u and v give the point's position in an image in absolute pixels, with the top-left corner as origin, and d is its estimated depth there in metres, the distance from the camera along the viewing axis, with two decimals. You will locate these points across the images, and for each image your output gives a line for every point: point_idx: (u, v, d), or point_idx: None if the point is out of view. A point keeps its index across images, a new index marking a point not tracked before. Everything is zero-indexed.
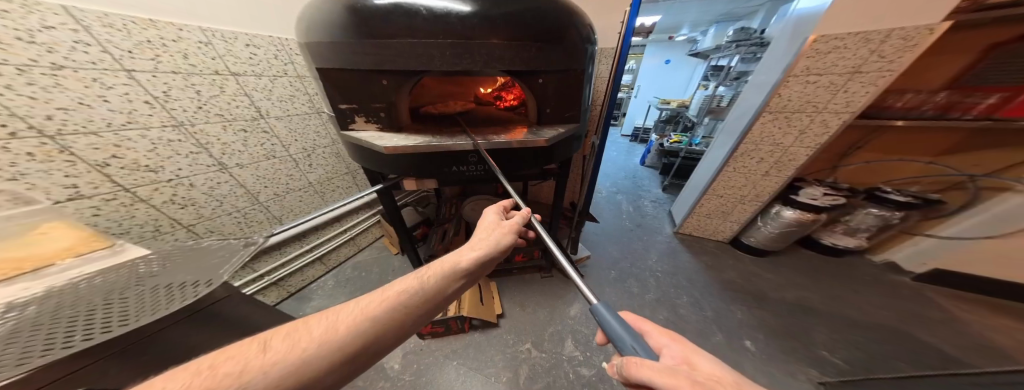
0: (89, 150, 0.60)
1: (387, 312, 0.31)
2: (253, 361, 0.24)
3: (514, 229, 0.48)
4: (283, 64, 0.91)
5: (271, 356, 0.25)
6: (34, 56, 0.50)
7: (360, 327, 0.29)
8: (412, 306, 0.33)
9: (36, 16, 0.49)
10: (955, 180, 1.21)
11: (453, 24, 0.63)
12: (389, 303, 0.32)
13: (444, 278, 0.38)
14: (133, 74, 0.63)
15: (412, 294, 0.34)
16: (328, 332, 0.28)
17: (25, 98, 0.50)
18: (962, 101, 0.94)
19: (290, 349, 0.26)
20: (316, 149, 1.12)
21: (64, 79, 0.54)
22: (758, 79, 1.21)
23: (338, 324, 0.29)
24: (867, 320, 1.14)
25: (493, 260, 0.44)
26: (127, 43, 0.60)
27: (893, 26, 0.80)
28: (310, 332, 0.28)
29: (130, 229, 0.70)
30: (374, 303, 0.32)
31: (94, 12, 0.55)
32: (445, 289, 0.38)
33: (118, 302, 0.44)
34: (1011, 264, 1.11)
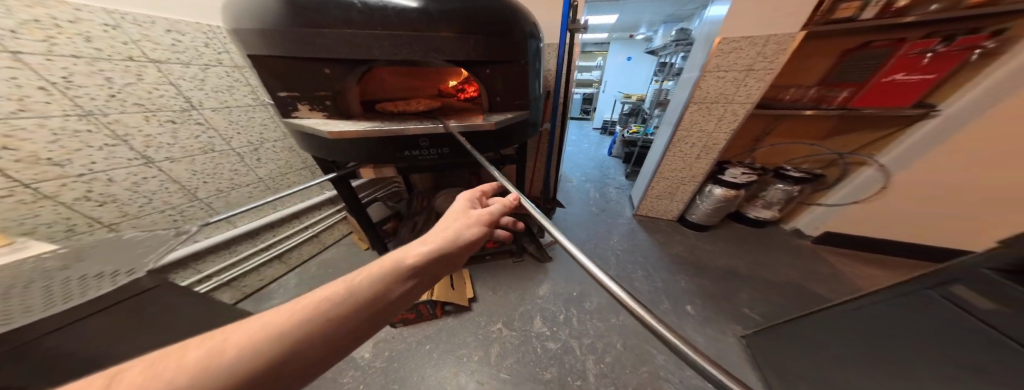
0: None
1: (294, 329, 0.20)
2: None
3: (489, 213, 0.38)
4: (216, 53, 0.87)
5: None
6: None
7: (243, 356, 0.18)
8: (334, 320, 0.21)
9: None
10: (829, 159, 1.52)
11: (391, 17, 0.66)
12: (300, 315, 0.20)
13: (391, 274, 0.25)
14: (19, 55, 0.56)
15: (337, 301, 0.22)
16: (191, 365, 0.17)
17: None
18: (827, 95, 1.25)
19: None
20: (264, 143, 1.06)
21: None
22: (685, 76, 1.41)
23: (215, 351, 0.18)
24: (779, 280, 1.34)
25: (457, 255, 0.32)
26: (8, 21, 0.54)
27: (770, 33, 1.04)
28: (171, 364, 0.17)
29: (36, 229, 0.63)
30: (279, 314, 0.20)
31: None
32: (395, 291, 0.25)
33: (20, 290, 0.40)
34: (865, 222, 1.42)
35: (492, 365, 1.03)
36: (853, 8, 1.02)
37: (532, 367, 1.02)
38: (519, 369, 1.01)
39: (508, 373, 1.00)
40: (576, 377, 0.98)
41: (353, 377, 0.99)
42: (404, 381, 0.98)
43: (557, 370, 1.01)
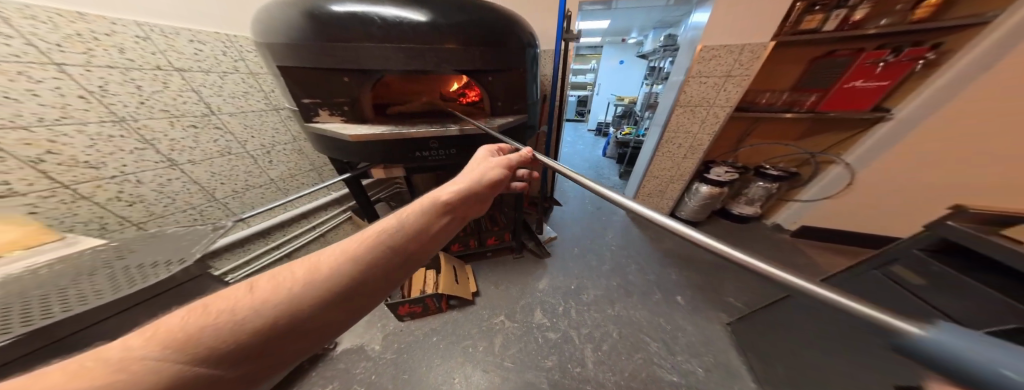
0: (19, 146, 0.59)
1: (371, 251, 0.30)
2: (240, 304, 0.23)
3: (502, 163, 0.52)
4: (233, 60, 0.92)
5: (259, 298, 0.24)
6: None
7: (345, 266, 0.28)
8: (397, 245, 0.32)
9: None
10: (803, 158, 1.67)
11: (406, 31, 0.73)
12: (372, 243, 0.31)
13: (428, 213, 0.38)
14: (64, 67, 0.62)
15: (395, 233, 0.33)
16: (312, 272, 0.27)
17: None
18: (798, 99, 1.38)
19: (276, 288, 0.25)
20: (276, 146, 1.11)
21: None
22: (672, 80, 1.51)
23: (320, 264, 0.27)
24: (761, 271, 1.43)
25: (476, 196, 0.46)
26: (54, 36, 0.59)
27: (744, 42, 1.16)
28: (294, 273, 0.26)
29: (75, 227, 0.69)
30: (353, 244, 0.30)
31: (12, 4, 0.54)
32: (432, 225, 0.38)
33: (86, 281, 0.47)
34: (834, 216, 1.55)
35: (496, 354, 1.08)
36: (817, 21, 1.14)
37: (534, 355, 1.07)
38: (521, 358, 1.06)
39: (512, 362, 1.05)
40: (575, 364, 1.04)
41: (366, 367, 1.04)
42: (414, 371, 1.03)
43: (558, 357, 1.06)
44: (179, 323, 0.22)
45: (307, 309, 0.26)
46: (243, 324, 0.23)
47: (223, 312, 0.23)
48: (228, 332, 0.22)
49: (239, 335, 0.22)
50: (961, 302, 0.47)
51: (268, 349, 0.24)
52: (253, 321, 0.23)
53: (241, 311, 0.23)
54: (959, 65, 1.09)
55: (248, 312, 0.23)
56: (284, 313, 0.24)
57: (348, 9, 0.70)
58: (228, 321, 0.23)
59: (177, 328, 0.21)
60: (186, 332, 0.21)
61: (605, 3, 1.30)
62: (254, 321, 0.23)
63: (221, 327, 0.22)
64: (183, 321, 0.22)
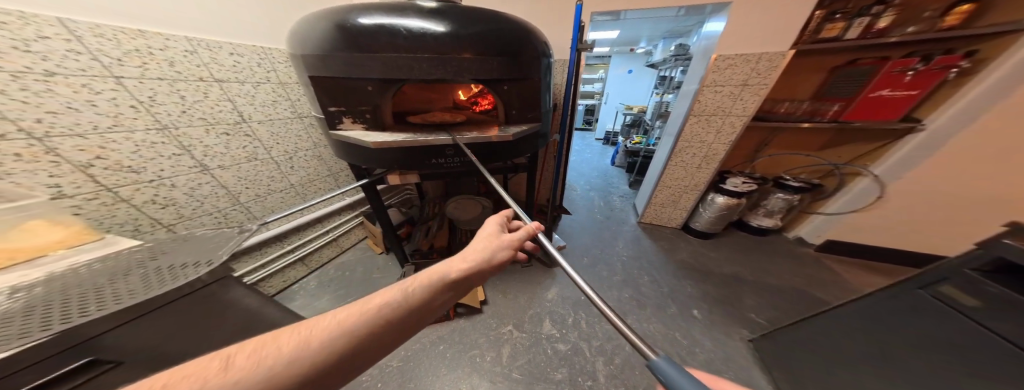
0: (73, 151, 0.63)
1: (361, 327, 0.28)
2: (216, 380, 0.21)
3: (516, 238, 0.46)
4: (266, 71, 0.97)
5: (236, 375, 0.22)
6: (28, 64, 0.55)
7: (332, 343, 0.26)
8: (388, 320, 0.30)
9: (33, 27, 0.54)
10: (826, 169, 1.60)
11: (429, 42, 0.76)
12: (364, 317, 0.29)
13: (430, 289, 0.35)
14: (122, 80, 0.68)
15: (390, 308, 0.31)
16: (299, 347, 0.25)
17: (17, 103, 0.55)
18: (820, 108, 1.34)
19: (256, 366, 0.23)
20: (298, 152, 1.16)
21: (54, 85, 0.58)
22: (686, 88, 1.49)
23: (311, 338, 0.26)
24: (785, 285, 1.35)
25: (486, 271, 0.41)
26: (117, 51, 0.65)
27: (761, 51, 1.14)
28: (280, 349, 0.25)
29: (112, 227, 0.73)
30: (346, 317, 0.28)
31: (86, 23, 0.60)
32: (431, 302, 0.34)
33: (116, 282, 0.50)
34: (865, 231, 1.46)
35: (503, 365, 1.03)
36: (838, 29, 1.11)
37: (544, 368, 1.02)
38: (530, 370, 1.01)
39: (521, 373, 1.00)
40: (587, 378, 0.99)
41: (371, 375, 0.99)
42: (420, 380, 0.97)
43: (568, 370, 1.01)
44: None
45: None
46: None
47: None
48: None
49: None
50: (1002, 322, 0.43)
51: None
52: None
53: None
54: (995, 72, 1.04)
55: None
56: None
57: (376, 21, 0.74)
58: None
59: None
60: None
61: (616, 14, 1.31)
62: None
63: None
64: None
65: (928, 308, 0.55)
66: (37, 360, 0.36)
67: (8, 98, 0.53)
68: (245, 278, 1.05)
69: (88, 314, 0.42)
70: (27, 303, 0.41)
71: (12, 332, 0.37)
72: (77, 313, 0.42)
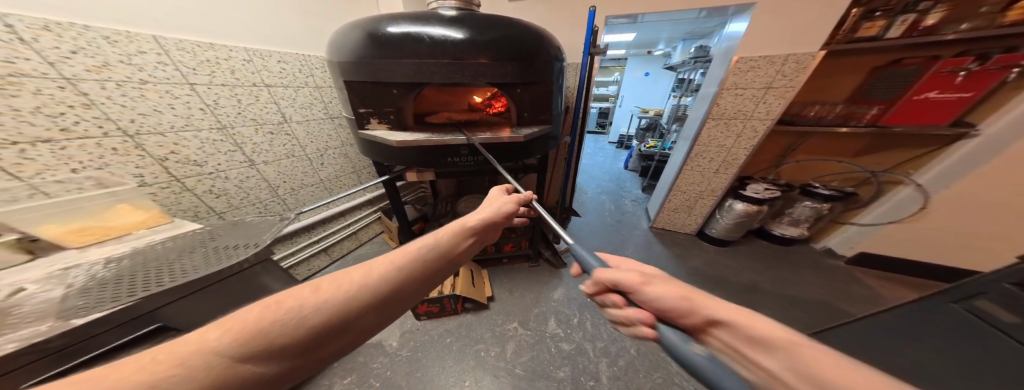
0: (155, 147, 0.76)
1: (417, 262, 0.32)
2: (307, 300, 0.23)
3: (515, 198, 0.55)
4: (306, 76, 1.08)
5: (322, 296, 0.24)
6: (129, 74, 0.68)
7: (395, 274, 0.29)
8: (436, 259, 0.34)
9: (135, 44, 0.68)
10: (863, 176, 1.48)
11: (449, 48, 0.81)
12: (418, 254, 0.32)
13: (459, 234, 0.39)
14: (194, 87, 0.80)
15: (436, 247, 0.35)
16: (370, 276, 0.27)
17: (118, 106, 0.68)
18: (856, 111, 1.26)
19: (337, 289, 0.25)
20: (328, 150, 1.26)
21: (146, 91, 0.71)
22: (705, 91, 1.45)
23: (377, 270, 0.28)
24: (807, 297, 1.27)
25: (496, 223, 0.49)
26: (193, 62, 0.78)
27: (788, 52, 1.09)
28: (352, 277, 0.26)
29: (178, 213, 0.85)
30: (402, 254, 0.31)
31: (171, 39, 0.73)
32: (463, 246, 0.39)
33: (184, 257, 0.59)
34: (911, 244, 1.33)
35: (508, 360, 1.06)
36: (878, 27, 1.05)
37: (546, 365, 1.04)
38: (532, 367, 1.04)
39: (524, 369, 1.03)
40: (589, 377, 1.00)
41: (382, 363, 1.05)
42: (427, 369, 1.03)
43: (571, 369, 1.03)
44: (250, 318, 0.21)
45: (358, 313, 0.25)
46: (308, 321, 0.22)
47: (294, 307, 0.23)
48: (289, 330, 0.21)
49: (303, 331, 0.22)
50: None
51: (320, 348, 0.23)
52: (313, 321, 0.23)
53: (306, 308, 0.23)
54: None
55: (313, 310, 0.23)
56: (341, 316, 0.24)
57: (402, 30, 0.80)
58: (294, 318, 0.22)
59: (245, 323, 0.21)
60: (247, 333, 0.20)
61: (632, 17, 1.30)
62: (315, 320, 0.23)
63: (287, 323, 0.22)
64: (259, 314, 0.22)
65: (959, 322, 0.52)
66: (120, 323, 0.47)
67: (113, 102, 0.67)
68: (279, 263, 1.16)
69: (160, 286, 0.49)
70: (118, 272, 0.51)
71: (105, 296, 0.45)
72: (151, 283, 0.50)
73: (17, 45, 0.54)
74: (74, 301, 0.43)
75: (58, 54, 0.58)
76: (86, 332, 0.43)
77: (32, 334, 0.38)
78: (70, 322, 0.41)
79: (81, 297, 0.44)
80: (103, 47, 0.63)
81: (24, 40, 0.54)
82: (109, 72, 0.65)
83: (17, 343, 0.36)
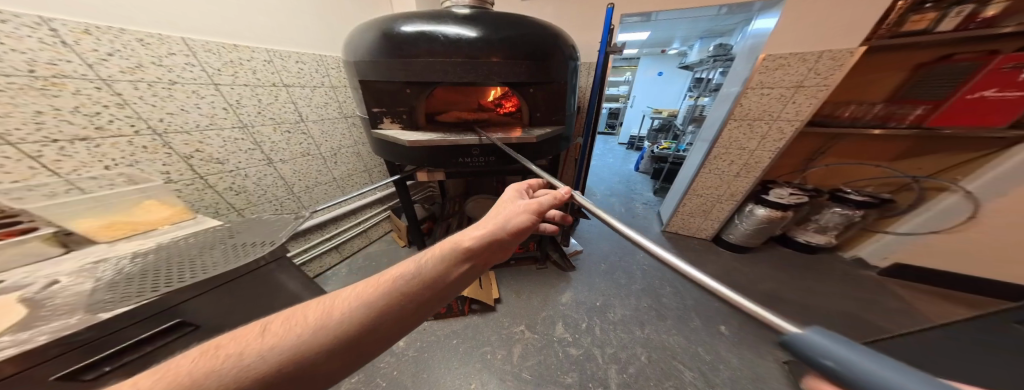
0: (181, 145, 0.79)
1: (381, 298, 0.29)
2: (250, 346, 0.24)
3: (532, 205, 0.46)
4: (323, 76, 1.10)
5: (268, 342, 0.25)
6: (159, 75, 0.70)
7: (349, 315, 0.27)
8: (407, 292, 0.31)
9: (166, 46, 0.70)
10: (901, 182, 1.38)
11: (463, 47, 0.80)
12: (384, 289, 0.30)
13: (444, 260, 0.35)
14: (219, 87, 0.82)
15: (408, 278, 0.32)
16: (323, 317, 0.27)
17: (149, 106, 0.71)
18: (897, 112, 1.16)
19: (285, 333, 0.25)
20: (341, 149, 1.28)
21: (174, 91, 0.74)
22: (727, 90, 1.38)
23: (330, 311, 0.27)
24: (836, 310, 1.19)
25: (501, 241, 0.42)
26: (218, 63, 0.80)
27: (823, 49, 1.02)
28: (303, 320, 0.26)
29: (201, 209, 0.87)
30: (364, 290, 0.30)
31: (199, 41, 0.75)
32: (448, 274, 0.35)
33: (207, 254, 0.60)
34: (956, 257, 1.22)
35: (514, 364, 1.05)
36: (927, 20, 0.96)
37: (553, 370, 1.02)
38: (540, 371, 1.02)
39: (531, 374, 1.01)
40: (597, 385, 0.97)
41: (389, 362, 1.05)
42: (433, 370, 1.02)
43: (578, 375, 1.00)
44: (199, 363, 0.23)
45: (306, 359, 0.25)
46: (249, 371, 0.23)
47: (239, 353, 0.24)
48: (228, 379, 0.22)
49: (241, 382, 0.22)
50: None
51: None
52: (255, 369, 0.23)
53: (250, 355, 0.24)
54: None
55: (255, 358, 0.23)
56: (288, 361, 0.24)
57: (416, 29, 0.80)
58: (232, 367, 0.23)
59: (192, 368, 0.22)
60: (191, 376, 0.21)
61: (649, 15, 1.26)
62: (257, 369, 0.23)
63: (225, 372, 0.22)
64: (203, 359, 0.23)
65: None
66: (141, 319, 0.48)
67: (143, 102, 0.69)
68: (292, 260, 1.19)
69: (180, 282, 0.51)
70: (144, 267, 0.53)
71: (130, 291, 0.46)
72: (174, 280, 0.51)
73: (59, 48, 0.57)
74: (101, 296, 0.45)
75: (96, 56, 0.61)
76: (111, 326, 0.44)
77: (61, 326, 0.39)
78: (97, 316, 0.42)
79: (110, 291, 0.46)
80: (137, 49, 0.66)
81: (66, 43, 0.57)
82: (141, 72, 0.68)
83: (47, 335, 0.38)
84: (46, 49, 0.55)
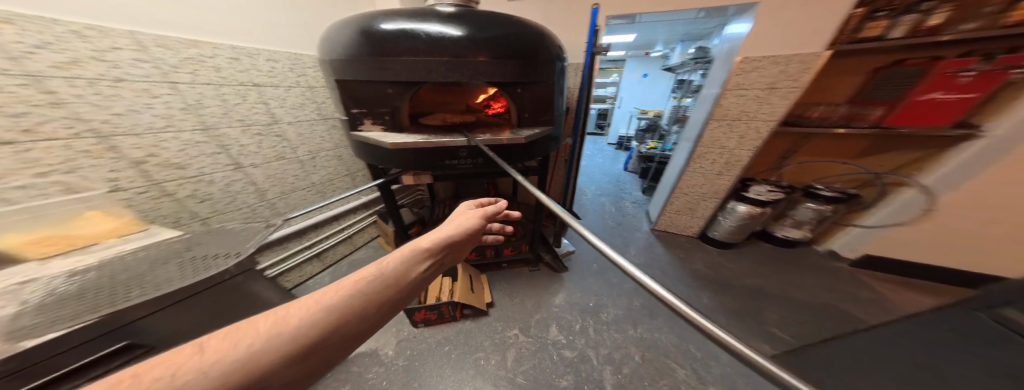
0: (131, 149, 0.71)
1: (338, 307, 0.20)
2: (160, 379, 0.14)
3: (481, 212, 0.43)
4: (297, 76, 1.05)
5: (191, 370, 0.15)
6: (102, 71, 0.64)
7: (303, 330, 0.18)
8: (377, 294, 0.22)
9: (109, 39, 0.63)
10: (865, 178, 1.48)
11: (447, 45, 0.78)
12: (345, 293, 0.21)
13: (410, 258, 0.28)
14: (176, 85, 0.76)
15: (374, 279, 0.23)
16: (258, 340, 0.17)
17: (90, 106, 0.63)
18: (859, 112, 1.24)
19: (214, 358, 0.16)
20: (320, 152, 1.22)
21: (121, 89, 0.67)
22: (707, 91, 1.43)
23: (292, 314, 0.18)
24: (814, 301, 1.24)
25: (460, 244, 0.37)
26: (174, 59, 0.74)
27: (791, 53, 1.08)
28: (234, 343, 0.17)
29: (156, 220, 0.79)
30: (321, 295, 0.20)
31: (151, 35, 0.69)
32: (415, 273, 0.27)
33: (161, 268, 0.53)
34: (915, 247, 1.32)
35: (508, 369, 1.02)
36: (881, 27, 1.03)
37: (548, 374, 1.00)
38: (535, 376, 0.99)
39: (525, 379, 0.98)
40: (593, 386, 0.96)
41: (377, 373, 1.00)
42: (424, 381, 0.97)
43: (574, 377, 0.99)
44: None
45: (253, 387, 0.16)
46: None
47: None
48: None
49: None
50: None
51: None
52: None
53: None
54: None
55: None
56: None
57: (397, 26, 0.77)
58: None
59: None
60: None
61: (632, 18, 1.28)
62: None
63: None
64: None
65: None
66: (82, 342, 0.42)
67: (83, 101, 0.62)
68: (266, 271, 1.10)
69: None
70: (80, 286, 0.45)
71: (63, 314, 0.40)
72: (122, 299, 0.44)
73: None
74: (28, 320, 0.38)
75: (21, 49, 0.53)
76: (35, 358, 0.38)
77: None
78: (19, 345, 0.36)
79: (38, 316, 0.39)
80: (73, 42, 0.59)
81: None
82: (79, 68, 0.60)
83: None
84: None
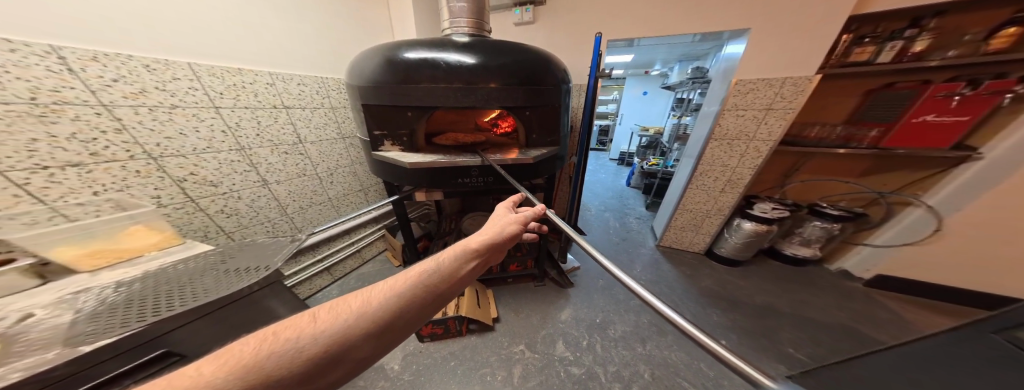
0: (176, 169, 0.78)
1: (411, 289, 0.31)
2: (305, 330, 0.25)
3: (521, 218, 0.49)
4: (322, 98, 1.14)
5: (320, 326, 0.25)
6: (161, 99, 0.72)
7: (390, 301, 0.29)
8: (434, 284, 0.33)
9: (171, 71, 0.72)
10: (870, 197, 1.48)
11: (463, 73, 0.86)
12: (414, 280, 0.32)
13: (457, 258, 0.37)
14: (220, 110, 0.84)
15: (433, 273, 0.34)
16: (367, 302, 0.28)
17: (147, 130, 0.71)
18: (856, 133, 1.27)
19: (335, 317, 0.26)
20: (338, 169, 1.29)
21: (174, 115, 0.75)
22: (706, 110, 1.49)
23: (373, 297, 0.29)
24: (829, 322, 1.21)
25: (500, 245, 0.44)
26: (221, 86, 0.82)
27: (785, 76, 1.14)
28: (350, 304, 0.28)
29: (188, 233, 0.85)
30: (398, 281, 0.31)
31: (205, 66, 0.78)
32: (459, 270, 0.36)
33: (197, 281, 0.58)
34: (929, 269, 1.29)
35: (516, 386, 1.00)
36: (868, 52, 1.10)
37: None
38: None
39: None
40: None
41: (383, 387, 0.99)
42: None
43: None
44: (254, 350, 0.23)
45: (353, 341, 0.26)
46: (303, 351, 0.24)
47: (293, 337, 0.24)
48: (287, 359, 0.23)
49: (297, 361, 0.23)
50: None
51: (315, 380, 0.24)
52: (311, 348, 0.24)
53: (305, 337, 0.25)
54: None
55: (311, 338, 0.24)
56: (337, 343, 0.25)
57: (419, 56, 0.85)
58: (287, 350, 0.23)
59: (248, 355, 0.23)
60: (254, 359, 0.22)
61: (632, 41, 1.37)
62: (312, 349, 0.24)
63: (283, 353, 0.23)
64: (257, 345, 0.23)
65: None
66: (126, 349, 0.44)
67: (142, 127, 0.70)
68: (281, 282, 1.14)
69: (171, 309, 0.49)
70: (130, 297, 0.50)
71: (114, 322, 0.44)
72: (163, 308, 0.49)
73: (65, 74, 0.57)
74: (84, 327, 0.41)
75: (100, 82, 0.62)
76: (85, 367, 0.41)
77: (36, 362, 0.35)
78: (78, 349, 0.39)
79: (91, 323, 0.43)
80: (142, 75, 0.67)
81: (73, 70, 0.58)
82: (143, 97, 0.68)
83: (20, 372, 0.34)
84: (52, 76, 0.56)
